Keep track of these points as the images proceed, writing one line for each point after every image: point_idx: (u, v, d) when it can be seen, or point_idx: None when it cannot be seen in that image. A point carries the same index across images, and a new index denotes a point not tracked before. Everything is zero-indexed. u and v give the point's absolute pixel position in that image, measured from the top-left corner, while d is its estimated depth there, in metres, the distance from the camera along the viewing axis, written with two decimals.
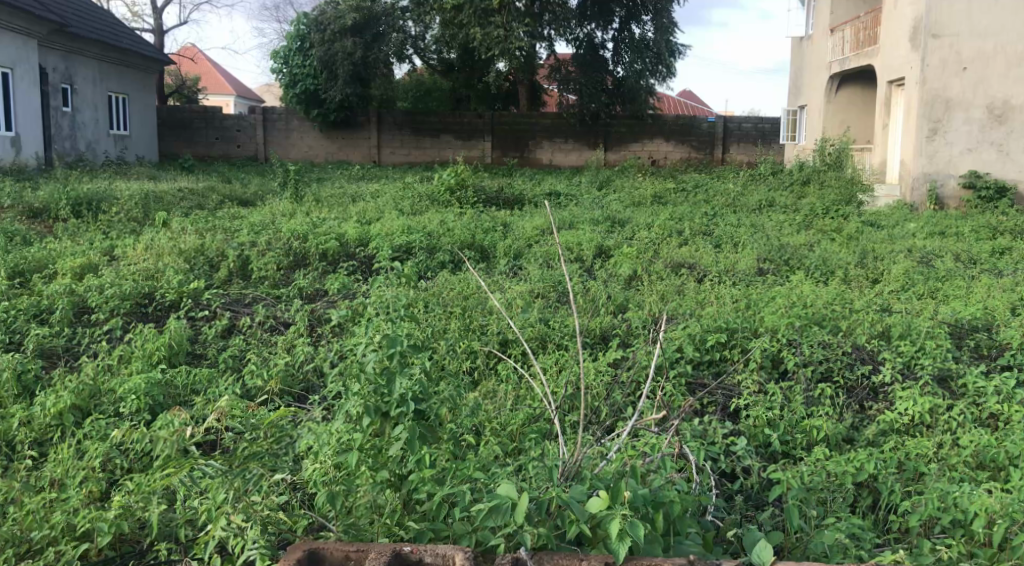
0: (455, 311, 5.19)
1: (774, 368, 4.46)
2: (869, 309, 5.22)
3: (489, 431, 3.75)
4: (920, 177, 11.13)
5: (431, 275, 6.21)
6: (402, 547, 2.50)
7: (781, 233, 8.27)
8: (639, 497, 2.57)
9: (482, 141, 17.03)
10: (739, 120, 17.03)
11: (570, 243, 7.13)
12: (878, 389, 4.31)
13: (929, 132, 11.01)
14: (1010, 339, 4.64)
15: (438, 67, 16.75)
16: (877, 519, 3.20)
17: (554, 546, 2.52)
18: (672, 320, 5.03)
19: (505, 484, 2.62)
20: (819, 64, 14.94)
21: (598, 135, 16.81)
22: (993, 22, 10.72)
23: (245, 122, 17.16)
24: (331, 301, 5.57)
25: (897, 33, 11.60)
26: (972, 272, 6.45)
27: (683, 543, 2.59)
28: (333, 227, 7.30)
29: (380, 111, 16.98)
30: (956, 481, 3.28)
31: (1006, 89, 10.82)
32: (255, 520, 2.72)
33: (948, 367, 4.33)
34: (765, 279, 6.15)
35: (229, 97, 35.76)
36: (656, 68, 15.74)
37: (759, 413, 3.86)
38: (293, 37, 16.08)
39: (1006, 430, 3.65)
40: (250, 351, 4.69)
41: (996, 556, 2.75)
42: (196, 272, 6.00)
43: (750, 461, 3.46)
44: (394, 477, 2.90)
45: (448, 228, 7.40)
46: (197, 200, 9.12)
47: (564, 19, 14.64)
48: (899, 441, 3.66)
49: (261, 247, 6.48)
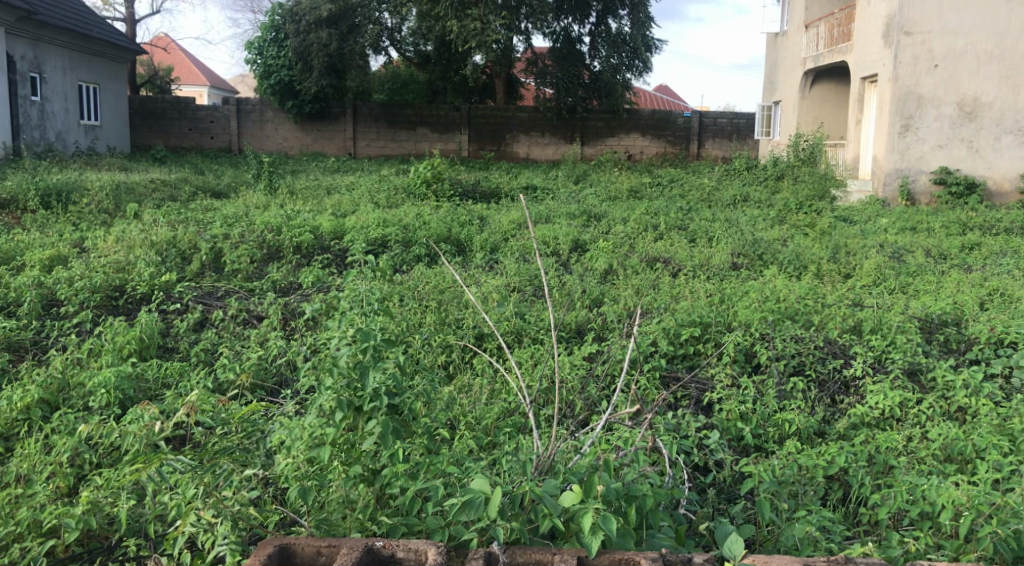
0: (430, 305, 5.16)
1: (747, 362, 4.49)
2: (841, 304, 5.25)
3: (463, 425, 3.75)
4: (892, 172, 11.24)
5: (406, 269, 6.19)
6: (374, 542, 2.49)
7: (756, 228, 8.33)
8: (612, 491, 2.57)
9: (459, 134, 16.97)
10: (715, 115, 17.10)
11: (546, 237, 7.13)
12: (850, 383, 4.34)
13: (901, 128, 11.13)
14: (979, 334, 4.69)
15: (414, 59, 16.63)
16: (847, 512, 3.24)
17: (527, 540, 2.53)
18: (646, 314, 5.04)
19: (478, 479, 2.61)
20: (793, 60, 15.04)
21: (574, 129, 16.79)
22: (964, 20, 10.83)
23: (219, 113, 16.95)
24: (305, 294, 5.50)
25: (869, 29, 11.70)
26: (942, 267, 6.54)
27: (655, 536, 2.61)
28: (308, 219, 7.24)
29: (356, 103, 16.86)
30: (924, 474, 3.32)
31: (976, 87, 10.97)
32: (225, 516, 2.68)
33: (918, 361, 4.38)
34: (738, 274, 6.19)
35: (202, 88, 35.34)
36: (632, 63, 15.90)
37: (732, 407, 3.87)
38: (267, 27, 15.88)
39: (973, 424, 3.69)
40: (222, 345, 4.64)
41: (962, 548, 2.78)
42: (167, 265, 5.92)
43: (723, 454, 3.49)
44: (368, 472, 2.88)
45: (424, 221, 7.35)
46: (169, 192, 9.00)
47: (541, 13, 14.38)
48: (869, 434, 3.70)
49: (234, 240, 6.41)
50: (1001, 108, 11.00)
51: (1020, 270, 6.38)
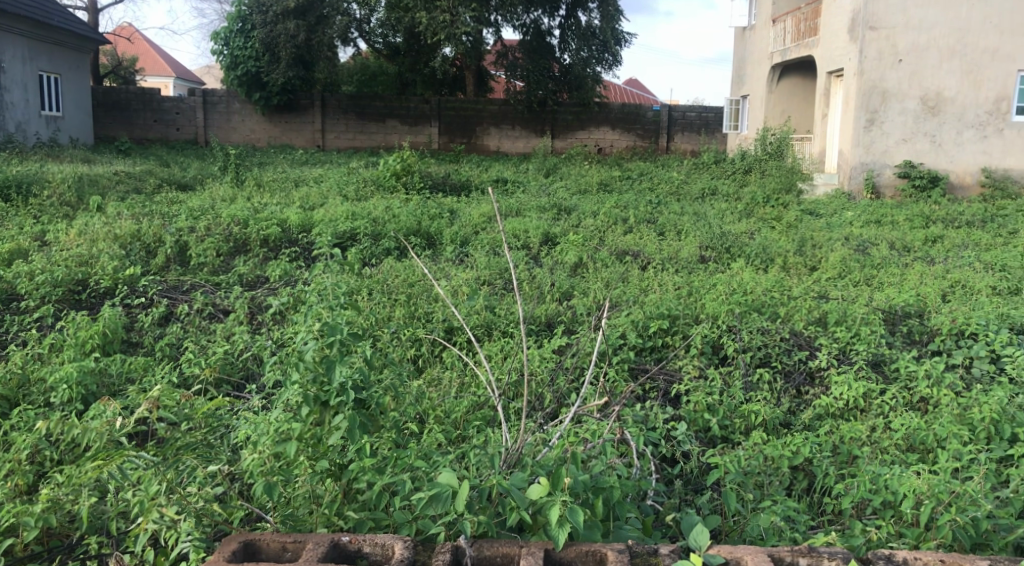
0: (399, 298, 5.14)
1: (714, 354, 4.52)
2: (807, 296, 5.31)
3: (432, 419, 3.73)
4: (857, 166, 11.38)
5: (375, 262, 6.15)
6: (341, 537, 2.48)
7: (723, 221, 8.40)
8: (579, 483, 2.57)
9: (429, 127, 16.90)
10: (684, 109, 17.18)
11: (517, 230, 7.12)
12: (815, 374, 4.39)
13: (866, 122, 11.27)
14: (941, 325, 4.76)
15: (383, 51, 16.49)
16: (812, 502, 3.28)
17: (494, 533, 2.53)
18: (615, 307, 5.05)
19: (445, 472, 2.59)
20: (761, 54, 15.15)
21: (545, 122, 16.81)
22: (928, 15, 10.97)
23: (185, 104, 16.71)
24: (272, 288, 5.44)
25: (835, 24, 11.82)
26: (905, 260, 6.63)
27: (622, 527, 2.61)
28: (275, 212, 7.16)
29: (324, 95, 16.71)
30: (886, 463, 3.38)
31: (939, 82, 11.13)
32: (188, 512, 2.66)
33: (881, 353, 4.45)
34: (706, 266, 6.23)
35: (168, 78, 34.89)
36: (602, 56, 15.92)
37: (699, 398, 3.89)
38: (234, 18, 15.48)
39: (935, 414, 3.75)
40: (188, 340, 4.59)
41: (922, 535, 2.81)
42: (132, 259, 5.84)
43: (689, 446, 3.52)
44: (335, 466, 2.86)
45: (394, 214, 7.30)
46: (133, 184, 8.87)
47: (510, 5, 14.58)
48: (834, 425, 3.75)
49: (200, 233, 6.33)
50: (962, 103, 11.18)
51: (980, 262, 6.48)
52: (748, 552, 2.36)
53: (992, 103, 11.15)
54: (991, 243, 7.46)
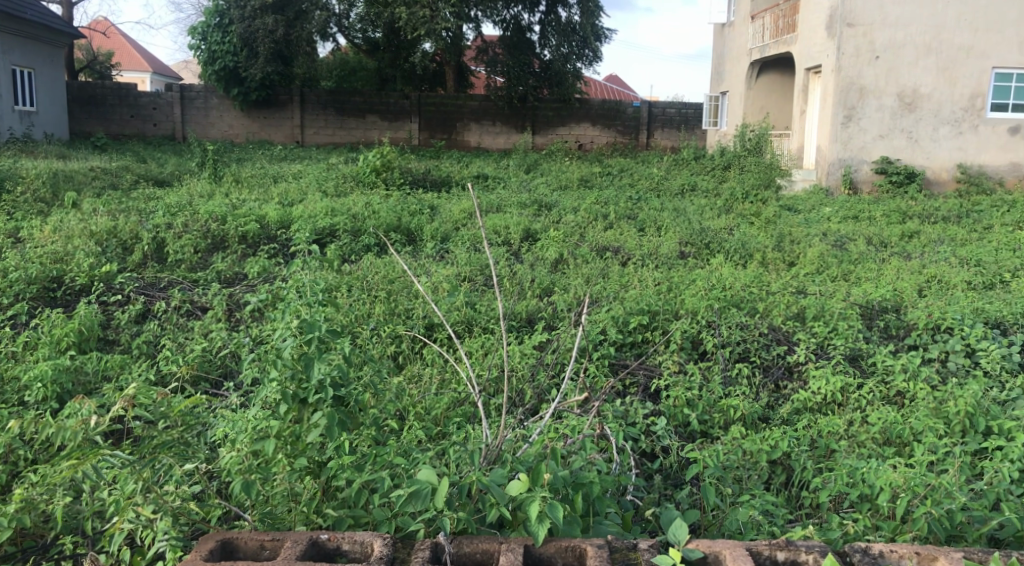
0: (379, 295, 5.12)
1: (693, 350, 4.54)
2: (785, 291, 5.35)
3: (412, 416, 3.71)
4: (835, 162, 11.47)
5: (355, 259, 6.12)
6: (319, 535, 2.46)
7: (703, 217, 8.44)
8: (559, 479, 2.56)
9: (410, 123, 16.84)
10: (664, 105, 17.26)
11: (497, 226, 7.11)
12: (793, 368, 4.42)
13: (844, 118, 11.36)
14: (917, 320, 4.80)
15: (363, 47, 16.39)
16: (790, 496, 3.30)
17: (474, 530, 2.52)
18: (596, 303, 5.06)
19: (425, 469, 2.59)
20: (740, 51, 15.21)
21: (525, 118, 16.80)
22: (904, 13, 11.06)
23: (162, 100, 16.54)
24: (250, 286, 5.39)
25: (813, 21, 11.89)
26: (883, 255, 6.69)
27: (602, 522, 2.61)
28: (253, 208, 7.10)
29: (303, 90, 16.60)
30: (863, 457, 3.41)
31: (915, 79, 11.24)
32: (164, 511, 2.62)
33: (858, 347, 4.49)
34: (686, 262, 6.25)
35: (145, 73, 34.57)
36: (582, 52, 15.92)
37: (679, 393, 3.90)
38: (211, 12, 15.35)
39: (911, 408, 3.79)
40: (165, 337, 4.54)
41: (898, 528, 2.84)
42: (108, 256, 5.78)
43: (669, 441, 3.54)
44: (314, 464, 2.84)
45: (374, 210, 7.26)
46: (110, 180, 8.77)
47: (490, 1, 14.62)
48: (812, 419, 3.78)
49: (177, 229, 6.27)
50: (938, 99, 11.29)
51: (956, 257, 6.55)
52: (727, 547, 2.37)
53: (967, 100, 11.27)
54: (966, 238, 7.55)
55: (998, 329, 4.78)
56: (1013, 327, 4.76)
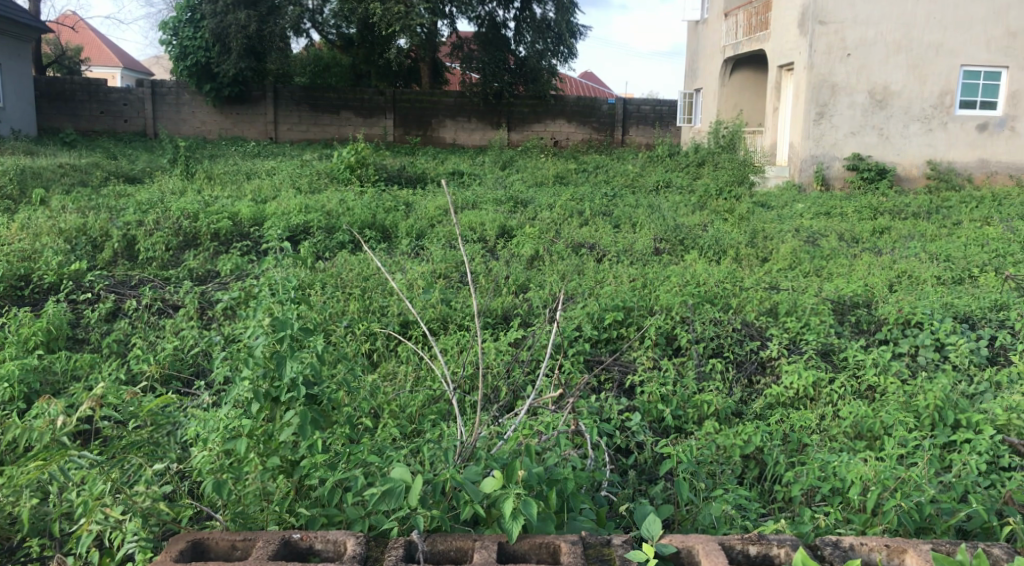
0: (353, 293, 5.09)
1: (668, 345, 4.57)
2: (758, 287, 5.38)
3: (387, 414, 3.67)
4: (808, 159, 11.55)
5: (329, 256, 6.09)
6: (292, 534, 2.44)
7: (677, 213, 8.47)
8: (533, 475, 2.55)
9: (384, 119, 16.76)
10: (638, 103, 17.37)
11: (472, 223, 7.09)
12: (766, 363, 4.45)
13: (816, 115, 11.44)
14: (888, 315, 4.86)
15: (337, 43, 16.31)
16: (763, 491, 3.32)
17: (448, 528, 2.51)
18: (570, 300, 5.06)
19: (399, 467, 2.57)
20: (714, 49, 15.30)
21: (500, 114, 16.80)
22: (875, 11, 11.18)
23: (132, 96, 16.29)
24: (222, 283, 5.33)
25: (786, 18, 11.96)
26: (854, 251, 6.76)
27: (576, 518, 2.61)
28: (226, 205, 7.03)
29: (276, 86, 16.45)
30: (835, 451, 3.44)
31: (886, 76, 11.37)
32: (135, 512, 2.56)
33: (830, 342, 4.53)
34: (660, 258, 6.28)
35: (115, 69, 34.13)
36: (557, 49, 15.94)
37: (653, 389, 3.93)
38: (182, 7, 15.19)
39: (882, 402, 3.83)
40: (136, 336, 4.49)
41: (869, 521, 2.87)
42: (77, 254, 5.70)
43: (644, 436, 3.55)
44: (287, 463, 2.80)
45: (348, 207, 7.22)
46: (79, 177, 8.66)
47: None
48: (784, 413, 3.82)
49: (148, 227, 6.20)
50: (908, 97, 11.43)
51: (925, 252, 6.63)
52: (699, 541, 2.38)
53: (936, 97, 11.43)
54: (936, 233, 7.65)
55: (966, 324, 4.85)
56: (981, 321, 4.83)
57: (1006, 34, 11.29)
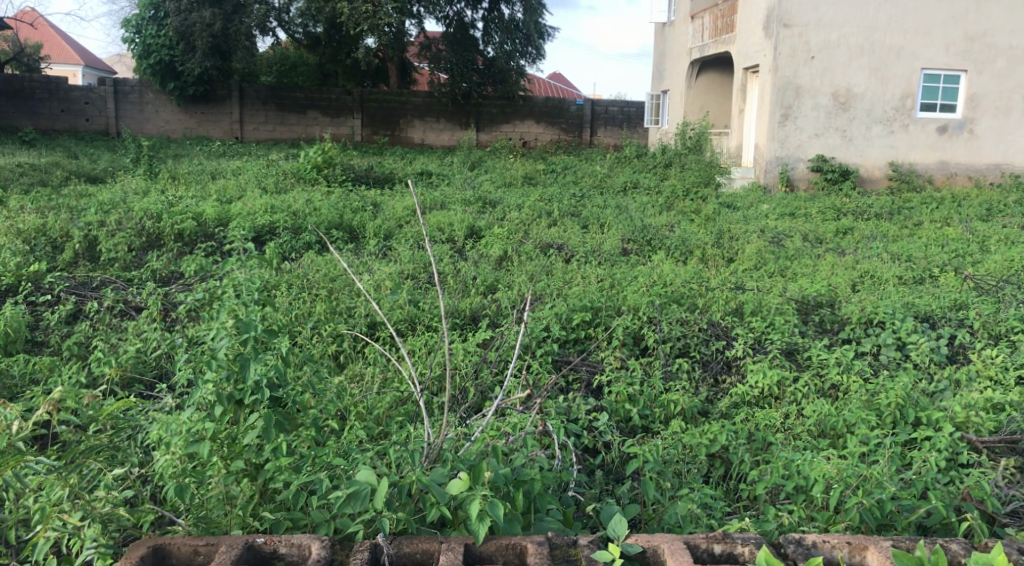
0: (319, 294, 5.05)
1: (635, 345, 4.59)
2: (724, 287, 5.43)
3: (354, 415, 3.64)
4: (773, 160, 11.66)
5: (295, 256, 6.04)
6: (255, 538, 2.41)
7: (645, 214, 8.52)
8: (499, 477, 2.55)
9: (352, 119, 16.66)
10: (607, 104, 17.47)
11: (440, 223, 7.06)
12: (732, 363, 4.49)
13: (781, 117, 11.56)
14: (851, 314, 4.93)
15: (304, 41, 16.03)
16: (728, 489, 3.34)
17: (414, 530, 2.50)
18: (538, 300, 5.07)
19: (364, 470, 2.54)
20: (681, 50, 15.43)
21: (469, 115, 16.78)
22: (837, 14, 11.34)
23: (94, 94, 15.98)
24: (186, 285, 5.26)
25: (751, 22, 12.10)
26: (818, 251, 6.85)
27: (543, 519, 2.60)
28: (190, 205, 6.94)
29: (242, 85, 16.27)
30: (799, 449, 3.48)
31: (849, 79, 11.54)
32: (93, 518, 2.52)
33: (795, 342, 4.59)
34: (627, 259, 6.31)
35: (77, 67, 33.54)
36: (525, 50, 16.03)
37: (621, 389, 3.95)
38: (146, 5, 14.96)
39: (845, 401, 3.88)
40: (97, 338, 4.41)
41: (832, 518, 2.91)
42: (36, 255, 5.59)
43: (611, 436, 3.56)
44: (250, 466, 2.75)
45: (315, 207, 7.16)
46: (39, 176, 8.48)
47: None
48: (750, 413, 3.85)
49: (110, 227, 6.10)
50: (870, 99, 11.61)
51: (887, 252, 6.74)
52: (665, 540, 2.39)
53: (898, 99, 11.63)
54: (898, 234, 7.78)
55: (927, 323, 4.94)
56: (941, 320, 4.92)
57: (964, 38, 11.53)
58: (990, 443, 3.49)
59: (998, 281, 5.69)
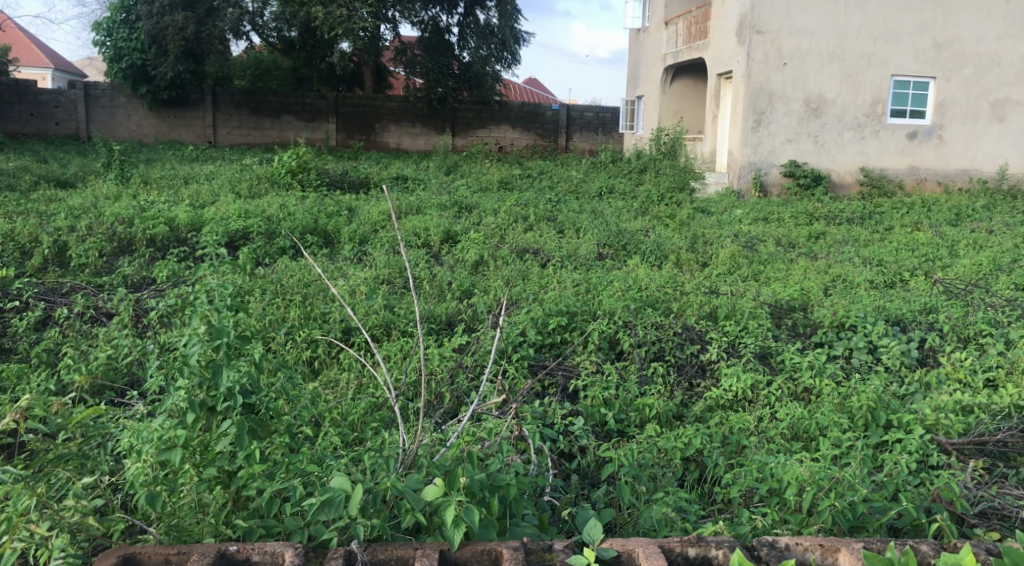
0: (293, 299, 5.02)
1: (611, 350, 4.61)
2: (698, 292, 5.47)
3: (328, 422, 3.61)
4: (746, 166, 11.77)
5: (269, 261, 6.00)
6: (228, 546, 2.38)
7: (620, 219, 8.56)
8: (475, 483, 2.54)
9: (327, 123, 16.58)
10: (582, 109, 17.55)
11: (416, 228, 7.05)
12: (706, 367, 4.52)
13: (754, 123, 11.67)
14: (823, 318, 4.98)
15: (278, 46, 15.91)
16: (703, 492, 3.36)
17: (389, 537, 2.48)
18: (514, 304, 5.08)
19: (338, 476, 2.53)
20: (655, 56, 15.53)
21: (445, 119, 16.77)
22: (808, 21, 11.48)
23: (64, 98, 15.76)
24: (158, 291, 5.20)
25: (724, 28, 12.21)
26: (791, 255, 6.93)
27: (518, 525, 2.59)
28: (162, 210, 6.86)
29: (215, 89, 16.15)
30: (772, 452, 3.50)
31: (820, 85, 11.68)
32: (61, 528, 2.47)
33: (768, 346, 4.62)
34: (603, 263, 6.34)
35: (46, 70, 33.11)
36: (501, 54, 16.06)
37: (596, 393, 3.96)
38: (117, 8, 14.82)
39: (817, 404, 3.92)
40: (67, 345, 4.34)
41: (805, 521, 2.92)
42: (3, 261, 5.49)
43: (586, 440, 3.56)
44: (223, 473, 2.72)
45: (289, 212, 7.11)
46: (7, 181, 8.35)
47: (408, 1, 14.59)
48: (724, 416, 3.87)
49: (80, 233, 6.03)
50: (842, 105, 11.77)
51: (859, 257, 6.82)
52: (640, 544, 2.39)
53: (868, 105, 11.80)
54: (869, 239, 7.87)
55: (898, 326, 5.01)
56: (911, 324, 4.99)
57: (932, 45, 11.72)
58: (960, 445, 3.54)
59: (967, 285, 5.78)
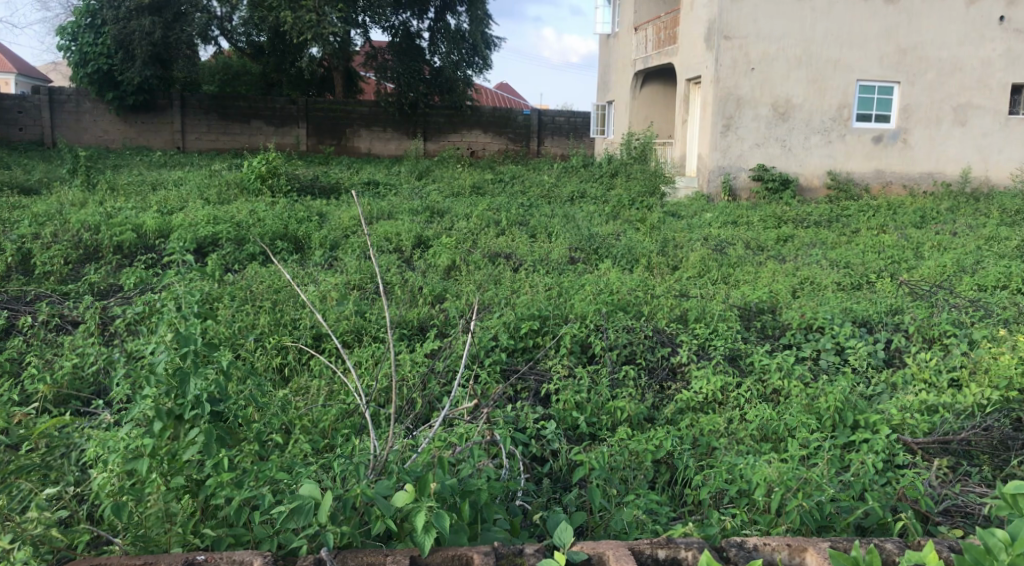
0: (263, 306, 4.98)
1: (583, 353, 4.62)
2: (668, 295, 5.51)
3: (299, 429, 3.57)
4: (715, 170, 11.88)
5: (238, 268, 5.95)
6: (195, 556, 2.34)
7: (592, 223, 8.59)
8: (445, 488, 2.53)
9: (297, 128, 16.49)
10: (554, 114, 17.63)
11: (387, 233, 7.02)
12: (676, 369, 4.56)
13: (723, 127, 11.79)
14: (791, 320, 5.03)
15: (247, 51, 15.80)
16: (674, 494, 3.38)
17: (359, 544, 2.46)
18: (486, 309, 5.08)
19: (308, 484, 2.53)
20: (625, 61, 15.64)
21: (416, 124, 16.76)
22: (775, 26, 11.62)
23: (28, 103, 15.51)
24: (126, 298, 5.14)
25: (692, 34, 12.33)
26: (759, 258, 7.01)
27: (489, 529, 2.59)
28: (129, 217, 6.77)
29: (184, 94, 16.01)
30: (742, 453, 3.53)
31: (788, 90, 11.83)
32: (23, 540, 2.38)
33: (738, 347, 4.66)
34: (575, 268, 6.36)
35: (11, 75, 32.58)
36: (472, 59, 16.08)
37: (568, 397, 3.97)
38: (83, 13, 14.64)
39: (786, 405, 3.96)
40: (31, 354, 4.27)
41: (774, 521, 2.94)
42: None
43: (558, 444, 3.58)
44: (192, 482, 2.68)
45: (259, 218, 7.06)
46: None
47: (378, 6, 14.43)
48: (694, 418, 3.90)
49: (44, 240, 5.93)
50: (808, 109, 11.93)
51: (827, 260, 6.90)
52: (610, 547, 2.40)
53: (835, 110, 11.98)
54: (837, 241, 7.98)
55: (865, 328, 5.08)
56: (877, 325, 5.07)
57: (896, 50, 11.91)
58: (924, 444, 3.60)
59: (931, 287, 5.88)
